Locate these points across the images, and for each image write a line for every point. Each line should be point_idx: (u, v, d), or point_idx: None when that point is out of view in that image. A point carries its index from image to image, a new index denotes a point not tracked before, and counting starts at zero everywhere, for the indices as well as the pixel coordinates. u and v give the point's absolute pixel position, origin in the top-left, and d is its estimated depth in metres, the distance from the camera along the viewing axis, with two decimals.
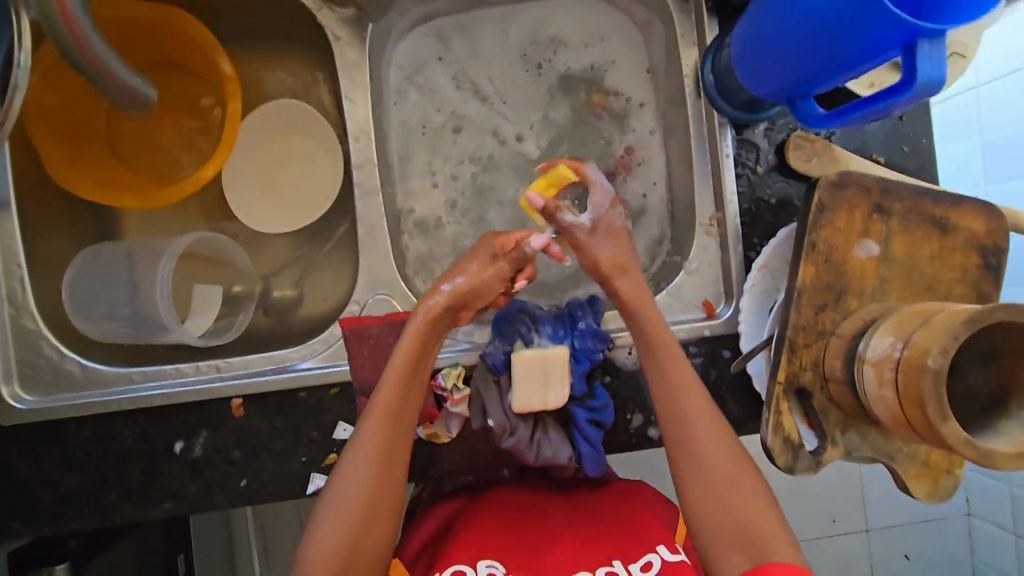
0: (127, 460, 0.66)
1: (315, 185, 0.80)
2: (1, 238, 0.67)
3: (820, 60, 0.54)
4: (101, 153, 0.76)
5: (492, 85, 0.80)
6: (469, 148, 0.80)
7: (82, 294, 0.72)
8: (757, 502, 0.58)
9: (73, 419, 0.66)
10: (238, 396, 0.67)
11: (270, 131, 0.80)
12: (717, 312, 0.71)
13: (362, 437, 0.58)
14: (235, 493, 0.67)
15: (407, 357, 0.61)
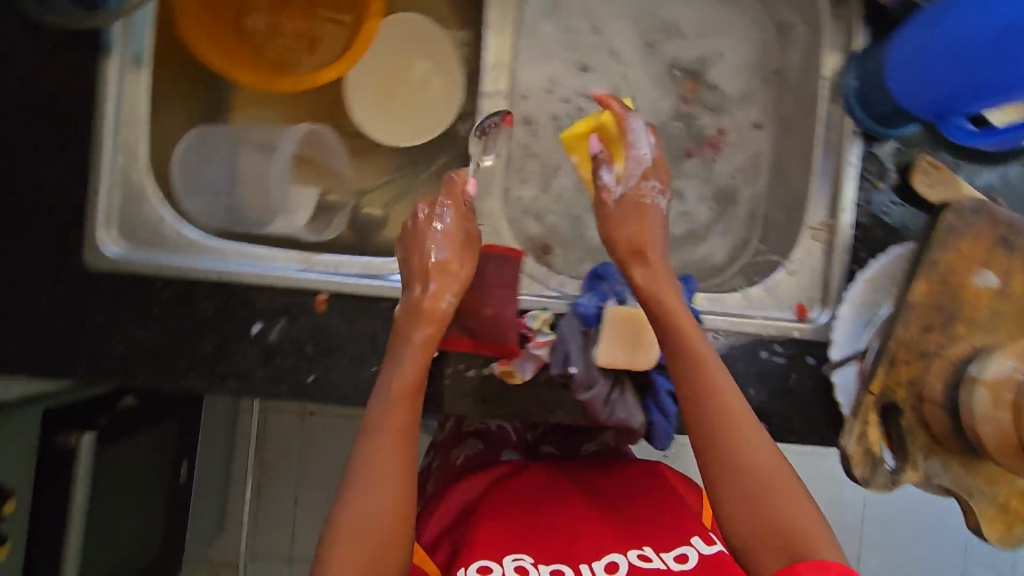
0: (201, 332, 0.66)
1: (430, 113, 0.80)
2: (131, 90, 0.68)
3: (988, 77, 0.57)
4: (227, 27, 0.77)
5: (621, 54, 0.81)
6: (585, 110, 0.81)
7: (194, 166, 0.73)
8: (800, 503, 0.50)
9: (160, 278, 0.66)
10: (324, 292, 0.66)
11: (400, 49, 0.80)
12: (809, 317, 0.70)
13: (371, 462, 0.51)
14: (300, 386, 0.66)
15: (412, 375, 0.55)
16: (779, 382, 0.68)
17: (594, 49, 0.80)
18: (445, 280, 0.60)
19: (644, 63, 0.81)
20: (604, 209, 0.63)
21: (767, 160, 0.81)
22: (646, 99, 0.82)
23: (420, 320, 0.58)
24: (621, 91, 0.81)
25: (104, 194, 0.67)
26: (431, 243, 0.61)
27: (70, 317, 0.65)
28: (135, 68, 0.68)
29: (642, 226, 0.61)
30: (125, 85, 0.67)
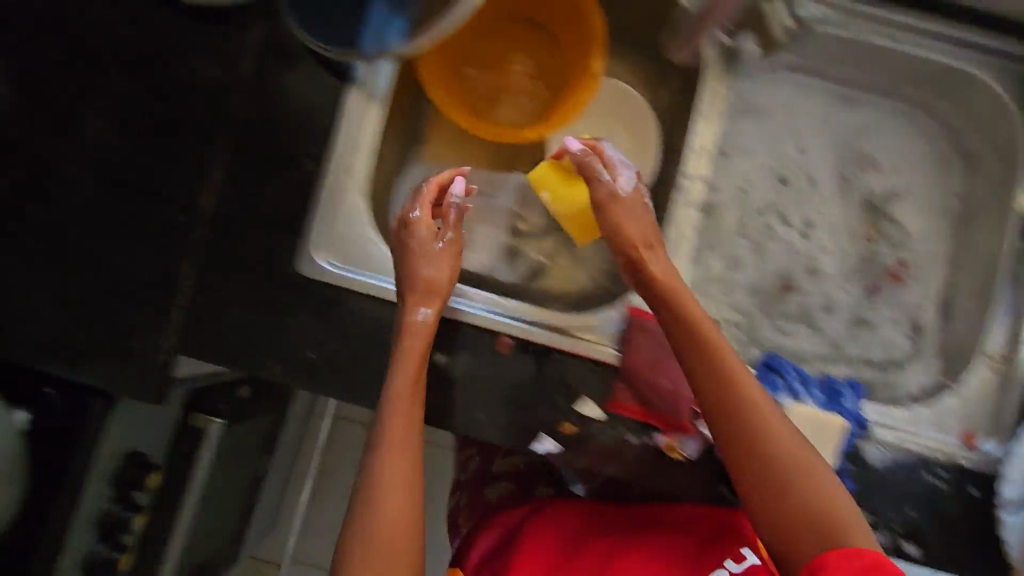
0: (385, 351, 0.70)
1: (619, 178, 0.82)
2: (364, 121, 0.74)
3: None
4: (446, 64, 0.77)
5: (810, 160, 0.83)
6: (773, 215, 0.83)
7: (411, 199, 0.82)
8: (815, 503, 0.55)
9: (359, 295, 0.70)
10: (509, 335, 0.70)
11: (600, 108, 0.80)
12: (976, 446, 0.69)
13: (390, 429, 0.64)
14: (467, 420, 0.69)
15: (408, 377, 0.65)
16: (938, 507, 0.67)
17: (785, 151, 0.83)
18: (432, 298, 0.68)
19: (829, 167, 0.83)
20: (604, 216, 0.70)
21: (938, 284, 0.82)
22: (829, 212, 0.84)
23: (423, 308, 0.68)
24: (808, 203, 0.84)
25: (325, 211, 0.73)
26: (424, 257, 0.71)
27: (272, 316, 0.70)
28: (372, 102, 0.74)
29: (642, 234, 0.67)
30: (362, 118, 0.74)
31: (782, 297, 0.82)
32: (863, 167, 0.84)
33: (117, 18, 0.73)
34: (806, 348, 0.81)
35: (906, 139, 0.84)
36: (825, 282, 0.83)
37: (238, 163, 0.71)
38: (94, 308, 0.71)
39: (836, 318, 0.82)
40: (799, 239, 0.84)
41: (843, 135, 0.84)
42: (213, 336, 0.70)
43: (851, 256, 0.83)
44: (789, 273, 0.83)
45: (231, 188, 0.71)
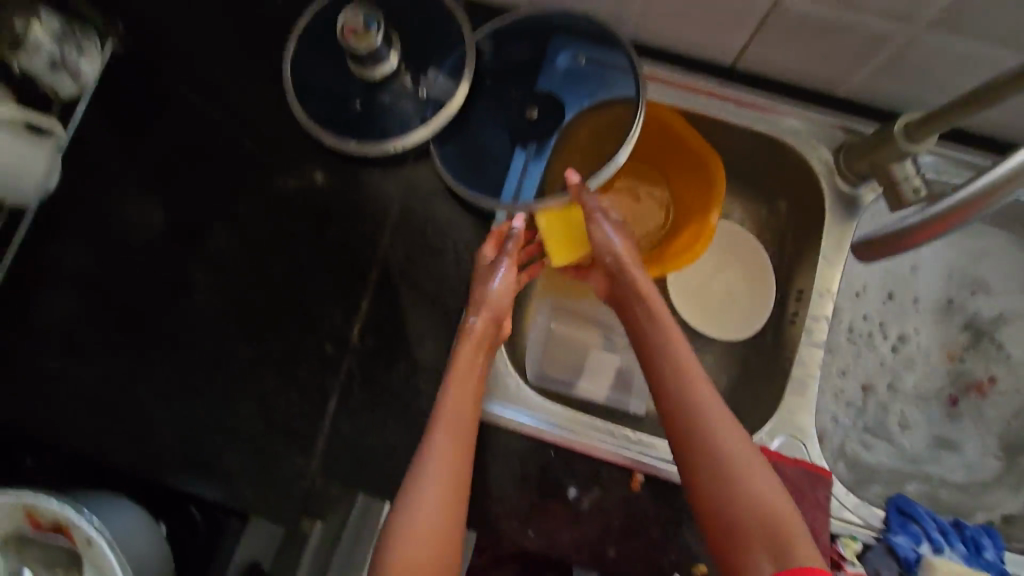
0: (520, 485, 0.71)
1: (738, 309, 0.84)
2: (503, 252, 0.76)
3: None
4: None
5: (909, 290, 0.85)
6: (873, 343, 0.84)
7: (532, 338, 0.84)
8: (723, 458, 0.55)
9: (493, 427, 0.73)
10: (641, 473, 0.71)
11: (721, 247, 0.86)
12: None
13: (441, 438, 0.59)
14: (601, 558, 0.69)
15: (466, 369, 0.65)
16: None
17: (884, 269, 0.84)
18: (490, 311, 0.69)
19: (935, 293, 0.85)
20: (594, 229, 0.73)
21: None
22: (924, 340, 0.85)
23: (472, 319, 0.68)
24: (905, 331, 0.85)
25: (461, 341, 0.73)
26: (480, 281, 0.71)
27: (409, 445, 0.73)
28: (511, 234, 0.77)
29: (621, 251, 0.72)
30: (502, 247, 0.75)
31: (882, 413, 0.83)
32: (958, 289, 0.85)
33: (284, 169, 0.83)
34: (935, 486, 0.79)
35: (1010, 263, 0.83)
36: (925, 411, 0.83)
37: (385, 297, 0.77)
38: (245, 433, 0.76)
39: (965, 459, 0.81)
40: (901, 367, 0.84)
41: (935, 254, 0.85)
42: (353, 463, 0.73)
43: (940, 372, 0.84)
44: (887, 402, 0.83)
45: (377, 320, 0.77)
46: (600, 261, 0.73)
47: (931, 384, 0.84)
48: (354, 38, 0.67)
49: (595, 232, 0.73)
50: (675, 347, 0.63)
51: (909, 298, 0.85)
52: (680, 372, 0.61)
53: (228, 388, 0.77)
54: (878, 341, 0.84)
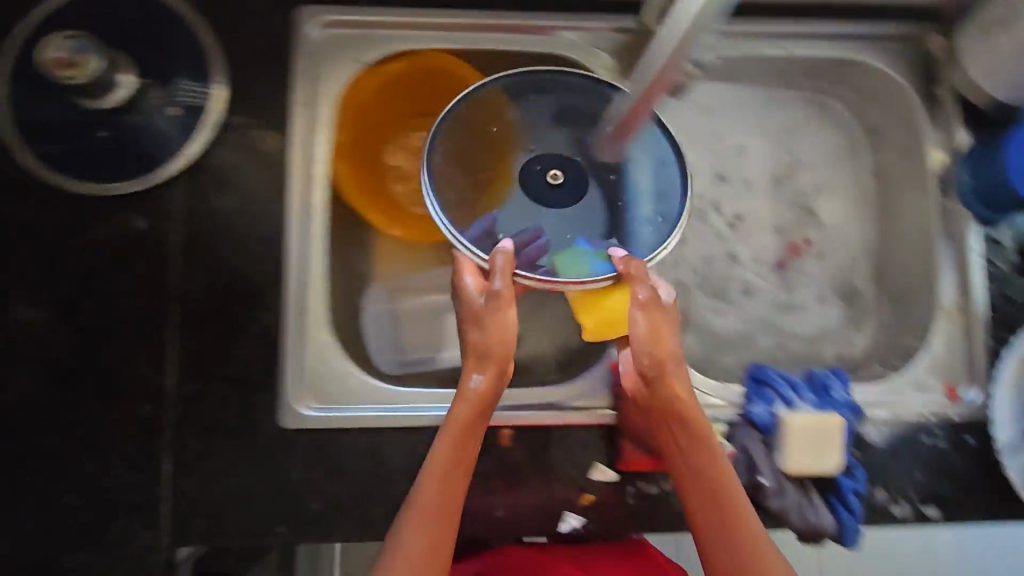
0: (393, 479, 0.68)
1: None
2: (309, 248, 0.72)
3: None
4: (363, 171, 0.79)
5: (733, 168, 0.87)
6: (705, 219, 0.86)
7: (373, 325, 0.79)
8: (741, 555, 0.57)
9: (348, 431, 0.69)
10: (507, 426, 0.69)
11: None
12: (961, 398, 0.73)
13: (408, 525, 0.57)
14: (491, 522, 0.68)
15: (464, 418, 0.60)
16: (939, 464, 0.72)
17: (702, 155, 0.87)
18: (491, 369, 0.61)
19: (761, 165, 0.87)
20: (636, 322, 0.63)
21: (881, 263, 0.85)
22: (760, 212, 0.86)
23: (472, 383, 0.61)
24: (737, 205, 0.86)
25: (291, 354, 0.69)
26: (472, 318, 0.63)
27: (264, 479, 0.68)
28: (306, 223, 0.72)
29: (659, 351, 0.62)
30: (306, 243, 0.72)
31: (717, 280, 0.84)
32: (783, 158, 0.88)
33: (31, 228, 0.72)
34: (792, 344, 0.83)
35: (821, 136, 0.88)
36: (767, 278, 0.85)
37: (191, 334, 0.70)
38: (74, 529, 0.67)
39: (803, 317, 0.84)
40: (736, 237, 0.86)
41: (754, 130, 0.87)
42: (207, 519, 0.67)
43: (773, 238, 0.86)
44: (727, 275, 0.84)
45: (190, 362, 0.69)
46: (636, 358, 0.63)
47: (770, 249, 0.86)
48: (74, 70, 0.65)
49: (637, 318, 0.62)
50: (709, 449, 0.60)
51: (735, 173, 0.87)
52: (709, 473, 0.59)
53: (41, 488, 0.67)
54: (714, 217, 0.86)
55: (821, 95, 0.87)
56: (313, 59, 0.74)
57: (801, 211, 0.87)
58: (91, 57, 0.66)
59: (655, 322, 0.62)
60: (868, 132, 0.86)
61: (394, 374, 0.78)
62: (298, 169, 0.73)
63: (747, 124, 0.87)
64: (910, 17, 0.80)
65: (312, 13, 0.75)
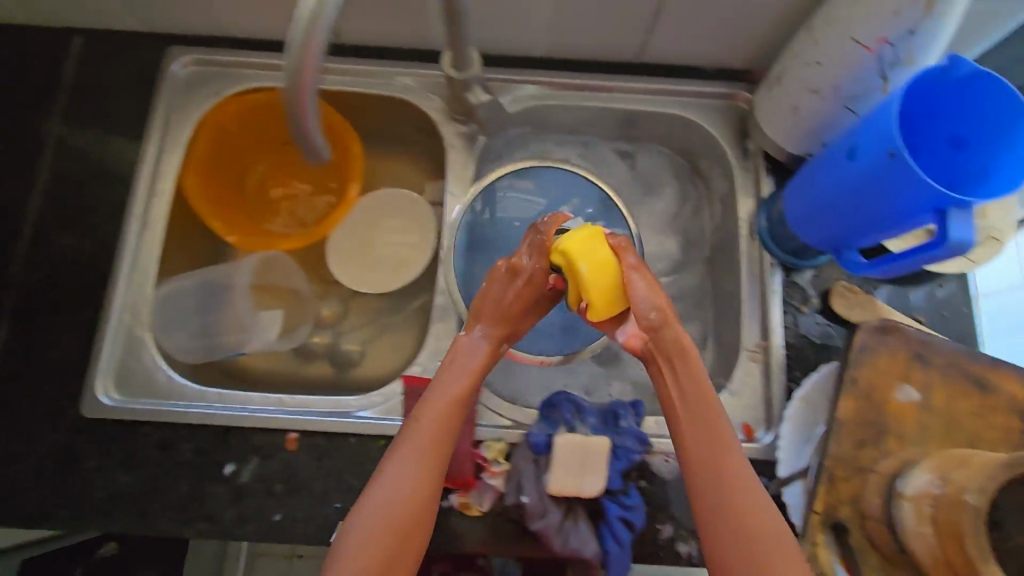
0: (181, 472, 0.70)
1: (398, 266, 0.88)
2: (147, 242, 0.79)
3: (859, 218, 0.62)
4: (230, 186, 0.87)
5: None
6: None
7: (176, 319, 0.80)
8: (733, 513, 0.54)
9: (145, 425, 0.72)
10: (294, 430, 0.72)
11: (390, 209, 0.90)
12: (756, 436, 0.72)
13: (421, 430, 0.58)
14: (267, 526, 0.69)
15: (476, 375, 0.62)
16: None
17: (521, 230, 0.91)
18: (505, 317, 0.65)
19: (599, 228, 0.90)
20: (636, 275, 0.60)
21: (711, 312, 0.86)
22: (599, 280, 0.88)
23: (480, 342, 0.64)
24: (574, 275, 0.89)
25: (104, 348, 0.74)
26: (492, 280, 0.66)
27: (56, 462, 0.71)
28: (147, 227, 0.79)
29: (659, 304, 0.60)
30: (143, 240, 0.79)
31: None
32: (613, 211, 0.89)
33: None
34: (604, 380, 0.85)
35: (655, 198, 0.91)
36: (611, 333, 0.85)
37: (18, 323, 0.76)
38: None
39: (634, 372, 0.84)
40: None
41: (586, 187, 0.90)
42: None
43: None
44: None
45: (12, 347, 0.75)
46: (640, 313, 0.59)
47: None
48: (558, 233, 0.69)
49: (635, 281, 0.59)
50: (724, 471, 0.56)
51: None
52: (715, 429, 0.58)
53: None
54: None
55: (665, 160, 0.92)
56: (178, 93, 0.84)
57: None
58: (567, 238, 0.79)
59: (649, 283, 0.60)
60: (694, 191, 0.90)
61: (191, 362, 0.80)
62: (144, 180, 0.81)
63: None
64: (730, 77, 0.86)
65: (181, 53, 0.85)
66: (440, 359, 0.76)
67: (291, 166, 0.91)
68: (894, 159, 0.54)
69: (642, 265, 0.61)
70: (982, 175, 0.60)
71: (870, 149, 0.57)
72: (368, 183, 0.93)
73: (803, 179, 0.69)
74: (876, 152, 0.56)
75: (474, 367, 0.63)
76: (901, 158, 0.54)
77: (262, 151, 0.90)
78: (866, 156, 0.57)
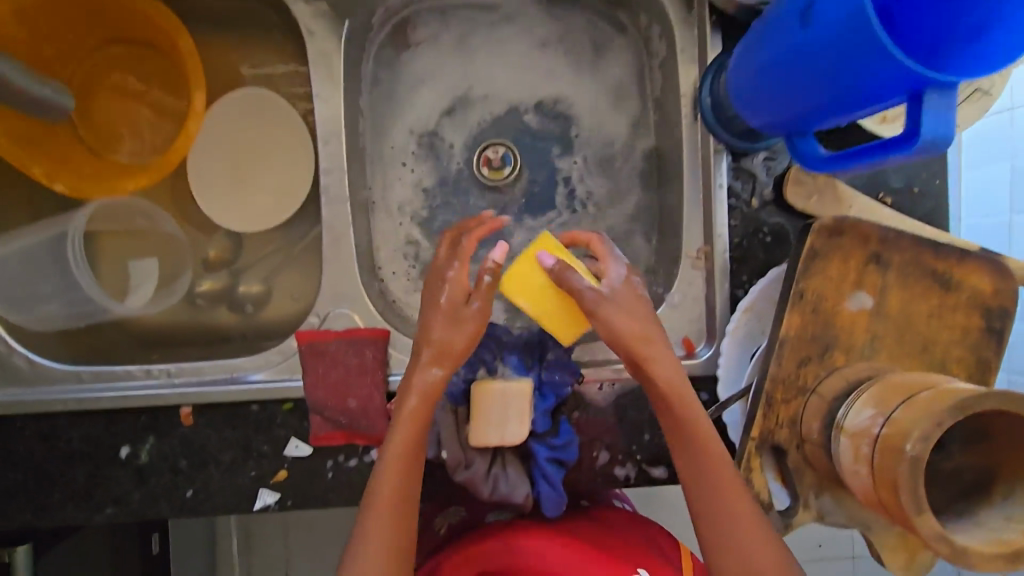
0: (74, 462, 0.64)
1: (278, 196, 0.75)
2: None
3: (813, 101, 0.49)
4: None
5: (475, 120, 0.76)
6: (464, 189, 0.76)
7: (20, 289, 0.66)
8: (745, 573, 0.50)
9: (17, 417, 0.64)
10: (187, 404, 0.64)
11: (256, 121, 0.74)
12: (696, 352, 0.66)
13: (376, 502, 0.53)
14: (182, 502, 0.65)
15: (408, 439, 0.55)
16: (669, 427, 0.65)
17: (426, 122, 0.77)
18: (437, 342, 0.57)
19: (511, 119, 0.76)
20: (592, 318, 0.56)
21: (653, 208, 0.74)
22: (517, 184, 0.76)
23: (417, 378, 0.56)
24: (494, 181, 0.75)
25: None
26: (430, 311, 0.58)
27: None
28: None
29: (631, 337, 0.54)
30: None
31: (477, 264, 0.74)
32: None
33: None
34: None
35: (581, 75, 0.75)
36: (541, 245, 0.75)
37: None
38: None
39: None
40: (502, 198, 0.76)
41: (500, 66, 0.75)
42: None
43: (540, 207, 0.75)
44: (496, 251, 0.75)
45: None
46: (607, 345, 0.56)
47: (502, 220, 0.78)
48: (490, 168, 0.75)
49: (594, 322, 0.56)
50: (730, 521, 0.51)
51: (473, 131, 0.76)
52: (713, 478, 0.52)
53: None
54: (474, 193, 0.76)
55: (588, 18, 0.74)
56: None
57: (542, 163, 0.76)
58: (508, 168, 0.75)
59: (615, 322, 0.55)
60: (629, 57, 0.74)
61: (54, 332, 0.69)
62: None
63: (489, 67, 0.75)
64: None
65: None
66: (338, 306, 0.66)
67: (114, 92, 0.73)
68: (860, 23, 0.40)
69: (613, 301, 0.56)
70: (971, 33, 0.45)
71: (829, 11, 0.43)
72: (228, 86, 0.75)
73: (750, 45, 0.55)
74: (835, 12, 0.42)
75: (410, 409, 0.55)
76: (869, 21, 0.40)
77: (74, 60, 0.71)
78: (824, 20, 0.43)
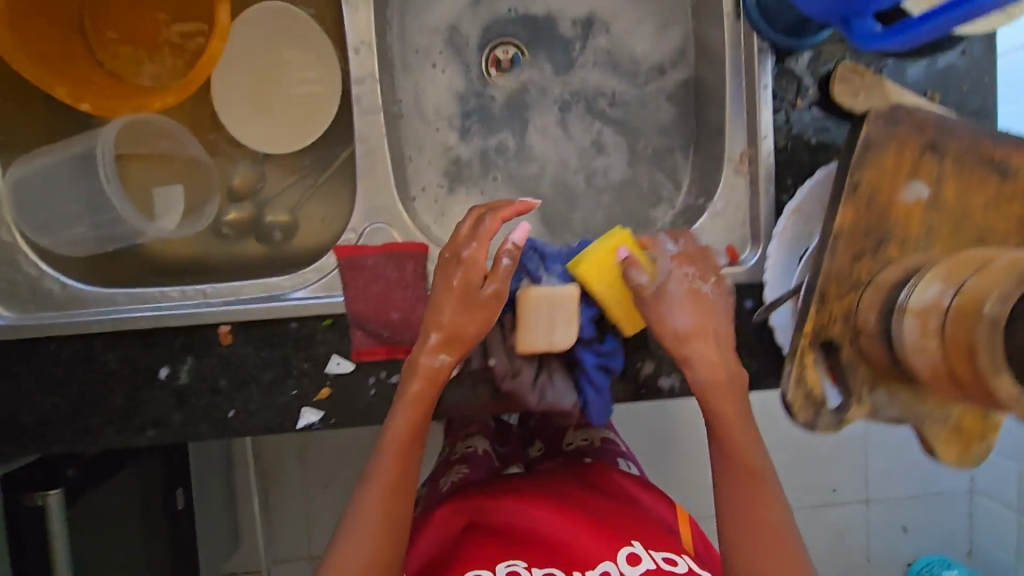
0: (112, 385, 0.63)
1: (307, 114, 0.75)
2: None
3: None
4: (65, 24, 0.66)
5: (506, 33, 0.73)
6: None
7: (45, 209, 0.65)
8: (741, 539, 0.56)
9: (51, 340, 0.62)
10: (225, 323, 0.63)
11: (279, 36, 0.73)
12: (741, 259, 0.65)
13: (374, 481, 0.56)
14: (223, 422, 0.64)
15: (409, 424, 0.57)
16: None
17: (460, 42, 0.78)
18: (463, 317, 0.57)
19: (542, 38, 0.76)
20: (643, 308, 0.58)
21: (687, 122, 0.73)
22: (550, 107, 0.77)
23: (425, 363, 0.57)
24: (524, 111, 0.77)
25: None
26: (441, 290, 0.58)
27: None
28: None
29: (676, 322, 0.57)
30: None
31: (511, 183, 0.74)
32: None
33: None
34: (569, 215, 0.76)
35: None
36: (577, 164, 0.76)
37: None
38: None
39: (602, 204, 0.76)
40: None
41: None
42: None
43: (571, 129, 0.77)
44: None
45: None
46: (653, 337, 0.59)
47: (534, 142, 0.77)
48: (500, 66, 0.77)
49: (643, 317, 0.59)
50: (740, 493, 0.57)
51: None
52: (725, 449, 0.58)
53: None
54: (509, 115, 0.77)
55: None
56: None
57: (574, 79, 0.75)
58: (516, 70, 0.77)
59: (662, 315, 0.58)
60: None
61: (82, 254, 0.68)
62: None
63: None
64: None
65: None
66: (375, 219, 0.64)
67: (129, 1, 0.69)
68: None
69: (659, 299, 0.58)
70: None
71: None
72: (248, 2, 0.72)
73: None
74: None
75: (412, 392, 0.57)
76: None
77: None
78: None
